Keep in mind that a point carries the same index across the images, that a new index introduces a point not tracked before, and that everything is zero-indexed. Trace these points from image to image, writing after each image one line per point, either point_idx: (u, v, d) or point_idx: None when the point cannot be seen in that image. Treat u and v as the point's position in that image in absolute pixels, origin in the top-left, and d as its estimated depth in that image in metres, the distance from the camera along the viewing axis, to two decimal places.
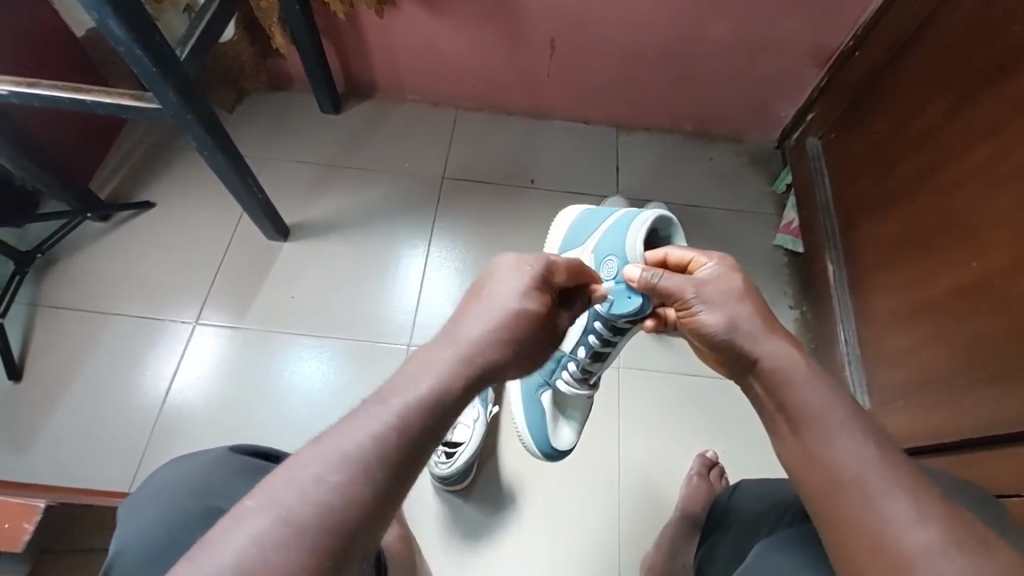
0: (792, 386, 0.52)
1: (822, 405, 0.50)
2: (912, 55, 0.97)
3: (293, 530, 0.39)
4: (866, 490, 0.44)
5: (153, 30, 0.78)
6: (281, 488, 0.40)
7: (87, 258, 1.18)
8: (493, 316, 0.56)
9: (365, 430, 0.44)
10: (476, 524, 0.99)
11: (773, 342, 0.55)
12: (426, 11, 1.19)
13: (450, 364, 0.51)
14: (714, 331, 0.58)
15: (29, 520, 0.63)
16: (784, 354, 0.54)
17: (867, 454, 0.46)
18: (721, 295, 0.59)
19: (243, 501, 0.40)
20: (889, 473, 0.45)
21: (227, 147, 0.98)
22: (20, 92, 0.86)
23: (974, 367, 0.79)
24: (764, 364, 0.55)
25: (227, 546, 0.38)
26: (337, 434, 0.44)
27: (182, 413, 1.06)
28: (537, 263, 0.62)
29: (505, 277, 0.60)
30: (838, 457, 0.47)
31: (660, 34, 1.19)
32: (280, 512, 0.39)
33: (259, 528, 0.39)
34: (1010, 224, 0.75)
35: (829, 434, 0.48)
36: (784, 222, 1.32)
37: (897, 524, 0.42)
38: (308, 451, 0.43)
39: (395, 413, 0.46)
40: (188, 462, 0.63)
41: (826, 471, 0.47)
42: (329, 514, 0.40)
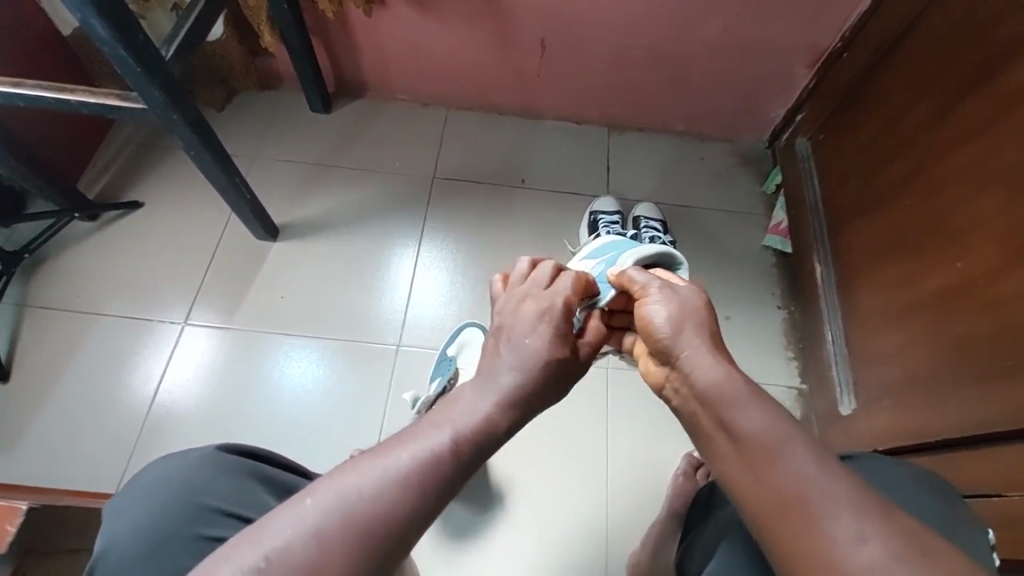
0: (729, 408, 0.50)
1: (757, 426, 0.48)
2: (901, 56, 0.98)
3: (348, 528, 0.41)
4: (813, 509, 0.42)
5: (137, 30, 0.78)
6: (342, 488, 0.42)
7: (73, 257, 1.18)
8: (523, 363, 0.54)
9: (420, 446, 0.46)
10: (463, 523, 0.99)
11: (712, 357, 0.54)
12: (415, 10, 1.19)
13: (490, 401, 0.51)
14: (658, 323, 0.59)
15: (11, 521, 0.64)
16: (717, 373, 0.53)
17: (815, 470, 0.44)
18: (679, 301, 0.60)
19: (304, 499, 0.42)
20: (837, 485, 0.43)
21: (214, 148, 0.97)
22: (6, 92, 0.86)
23: (961, 367, 0.79)
24: (694, 378, 0.54)
25: (286, 537, 0.40)
26: (396, 447, 0.45)
27: (170, 413, 1.06)
28: (557, 305, 0.60)
29: (522, 333, 0.57)
30: (783, 474, 0.45)
31: (648, 35, 1.19)
32: (339, 511, 0.41)
33: (318, 523, 0.40)
34: (993, 226, 0.76)
35: (775, 449, 0.46)
36: (772, 223, 1.32)
37: (852, 540, 0.40)
38: (371, 461, 0.44)
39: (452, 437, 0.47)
40: (174, 458, 0.63)
41: (774, 488, 0.45)
42: (380, 518, 0.42)
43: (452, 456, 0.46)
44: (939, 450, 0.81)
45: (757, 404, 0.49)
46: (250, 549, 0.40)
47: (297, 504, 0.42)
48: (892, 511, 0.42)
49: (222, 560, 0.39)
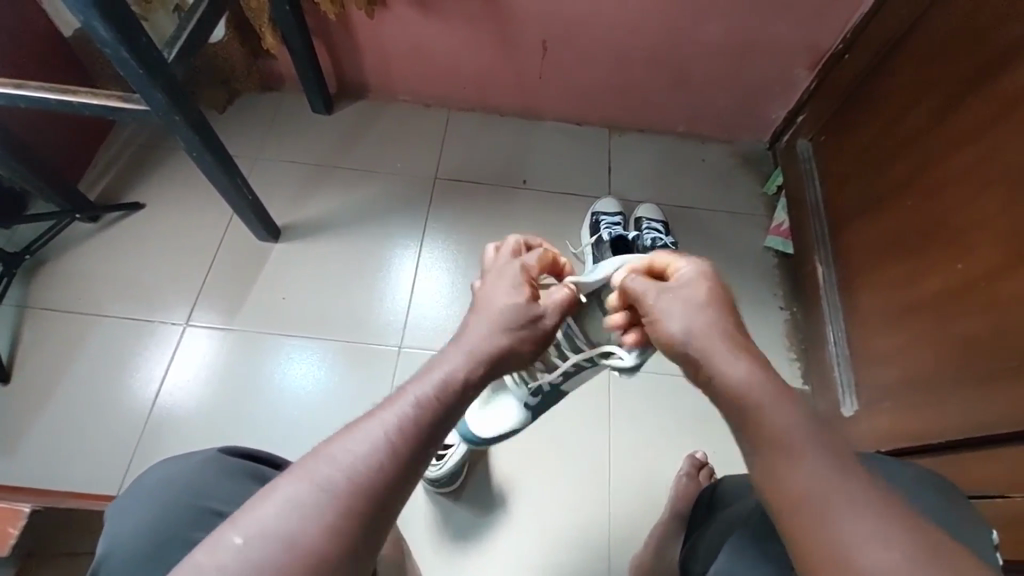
0: (763, 412, 0.48)
1: (784, 427, 0.47)
2: (902, 57, 0.98)
3: (326, 500, 0.40)
4: (828, 513, 0.42)
5: (140, 32, 0.78)
6: (317, 461, 0.42)
7: (74, 259, 1.18)
8: (491, 322, 0.55)
9: (395, 412, 0.45)
10: (465, 524, 0.99)
11: (733, 362, 0.51)
12: (417, 11, 1.19)
13: (463, 362, 0.51)
14: (674, 338, 0.55)
15: (13, 524, 0.63)
16: (759, 380, 0.49)
17: (827, 475, 0.44)
18: (686, 305, 0.56)
19: (281, 474, 0.42)
20: (854, 490, 0.43)
21: (216, 149, 0.97)
22: (8, 93, 0.86)
23: (961, 368, 0.80)
24: (726, 380, 0.50)
25: (265, 514, 0.39)
26: (370, 418, 0.45)
27: (172, 415, 1.06)
28: (518, 270, 0.60)
29: (493, 292, 0.58)
30: (802, 476, 0.44)
31: (650, 36, 1.19)
32: (317, 483, 0.41)
33: (298, 497, 0.40)
34: (994, 227, 0.76)
35: (800, 451, 0.45)
36: (773, 224, 1.32)
37: (862, 542, 0.40)
38: (348, 433, 0.44)
39: (427, 400, 0.47)
40: (177, 461, 0.63)
41: (787, 490, 0.45)
42: (357, 487, 0.41)
43: (428, 420, 0.46)
44: (942, 451, 0.81)
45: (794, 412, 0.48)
46: (228, 528, 0.39)
47: (276, 482, 0.42)
48: (899, 512, 0.42)
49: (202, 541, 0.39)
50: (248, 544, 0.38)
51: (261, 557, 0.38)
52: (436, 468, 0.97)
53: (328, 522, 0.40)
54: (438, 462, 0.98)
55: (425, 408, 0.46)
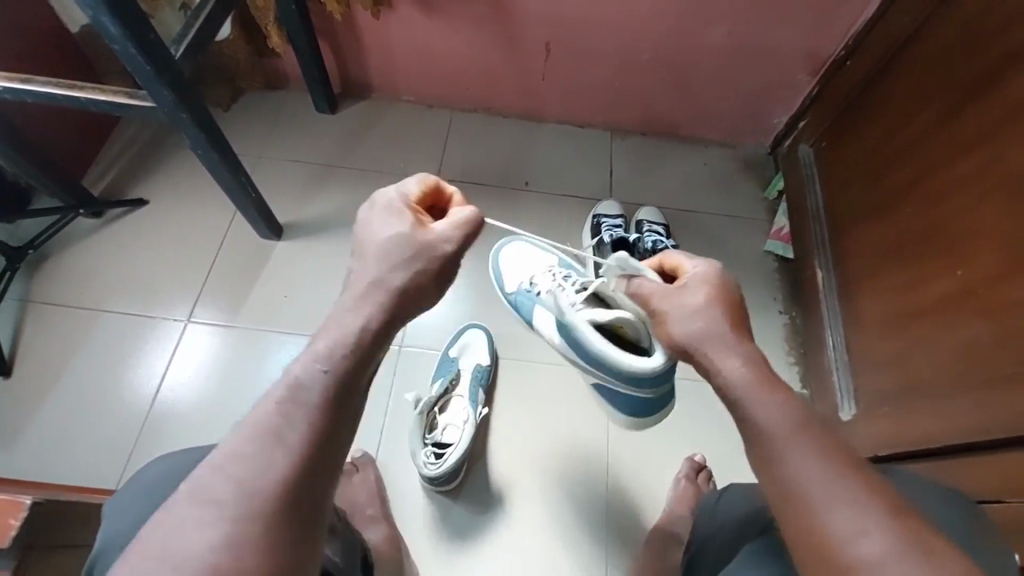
0: (744, 410, 0.51)
1: (770, 419, 0.49)
2: (904, 65, 0.99)
3: (227, 510, 0.41)
4: (817, 506, 0.44)
5: (147, 28, 0.78)
6: (207, 477, 0.42)
7: (78, 254, 1.18)
8: (387, 257, 0.54)
9: (271, 408, 0.45)
10: (464, 523, 0.99)
11: (729, 356, 0.54)
12: (422, 12, 1.20)
13: (356, 312, 0.51)
14: (693, 304, 0.59)
15: (15, 516, 0.63)
16: (744, 378, 0.53)
17: (814, 468, 0.46)
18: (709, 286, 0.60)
19: (176, 496, 0.42)
20: (841, 485, 0.44)
21: (221, 146, 0.98)
22: (14, 88, 0.86)
23: (961, 376, 0.80)
24: (722, 374, 0.54)
25: (161, 533, 0.40)
26: (251, 419, 0.45)
27: (172, 410, 1.06)
28: (398, 201, 0.58)
29: (378, 223, 0.56)
30: (787, 467, 0.47)
31: (653, 41, 1.20)
32: (212, 498, 0.41)
33: (191, 513, 0.41)
34: (994, 234, 0.77)
35: (781, 441, 0.48)
36: (774, 228, 1.33)
37: (846, 537, 0.42)
38: (233, 440, 0.44)
39: (314, 378, 0.47)
40: (177, 459, 0.63)
41: (780, 481, 0.47)
42: (255, 492, 0.42)
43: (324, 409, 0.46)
44: (940, 458, 0.82)
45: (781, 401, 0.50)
46: (139, 558, 0.40)
47: (171, 505, 0.42)
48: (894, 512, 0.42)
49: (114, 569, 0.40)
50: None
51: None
52: (435, 466, 0.97)
53: (227, 536, 0.40)
54: (436, 460, 0.98)
55: (318, 390, 0.46)
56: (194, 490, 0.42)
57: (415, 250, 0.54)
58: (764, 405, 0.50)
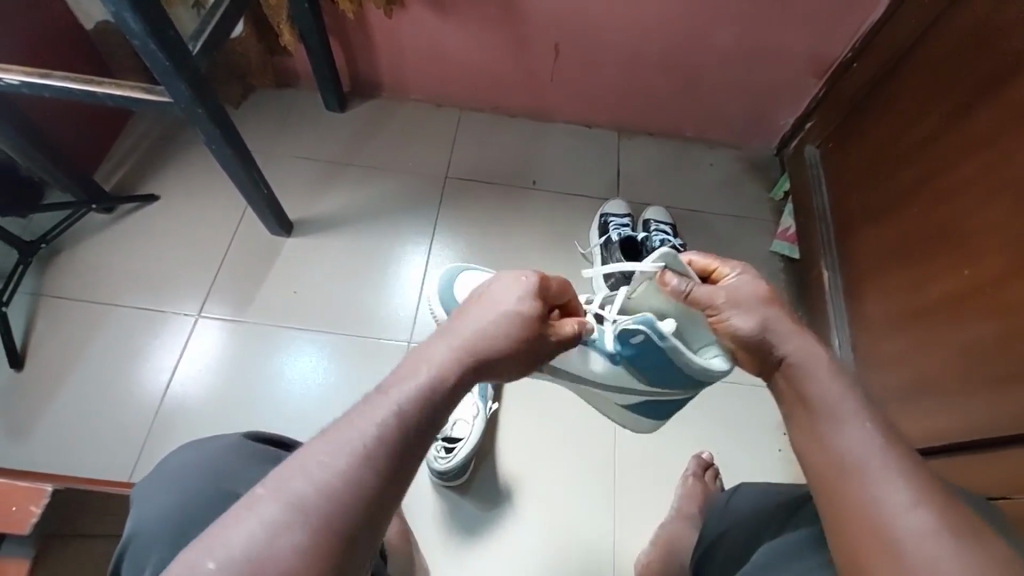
0: (807, 381, 0.57)
1: (832, 397, 0.55)
2: (911, 66, 0.99)
3: (299, 517, 0.42)
4: (862, 475, 0.49)
5: (167, 25, 0.79)
6: (294, 476, 0.43)
7: (90, 248, 1.19)
8: (495, 321, 0.57)
9: (369, 420, 0.47)
10: (474, 518, 1.00)
11: (797, 336, 0.60)
12: (433, 12, 1.21)
13: (454, 357, 0.53)
14: (756, 298, 0.63)
15: (36, 503, 0.64)
16: (810, 354, 0.59)
17: (872, 444, 0.50)
18: (750, 281, 0.65)
19: (255, 490, 0.43)
20: (890, 461, 0.49)
21: (235, 142, 0.99)
22: (32, 83, 0.87)
23: (968, 372, 0.81)
24: (786, 356, 0.59)
25: (236, 532, 0.41)
26: (345, 428, 0.46)
27: (183, 404, 1.07)
28: (531, 283, 0.61)
29: (505, 288, 0.60)
30: (841, 442, 0.51)
31: (662, 42, 1.21)
32: (290, 498, 0.42)
33: (271, 513, 0.42)
34: (1001, 233, 0.77)
35: (840, 419, 0.53)
36: (780, 228, 1.33)
37: (879, 501, 0.47)
38: (320, 444, 0.45)
39: (411, 402, 0.49)
40: (200, 448, 0.64)
41: (832, 455, 0.51)
42: (329, 502, 0.43)
43: (409, 423, 0.48)
44: (944, 454, 0.84)
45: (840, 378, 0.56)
46: (215, 544, 0.41)
47: (250, 498, 0.43)
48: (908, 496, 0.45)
49: (187, 548, 0.41)
50: (220, 568, 0.40)
51: None
52: (446, 461, 0.98)
53: (299, 543, 0.41)
54: (447, 455, 0.99)
55: (408, 409, 0.48)
56: (273, 488, 0.43)
57: (515, 324, 0.58)
58: (826, 385, 0.56)
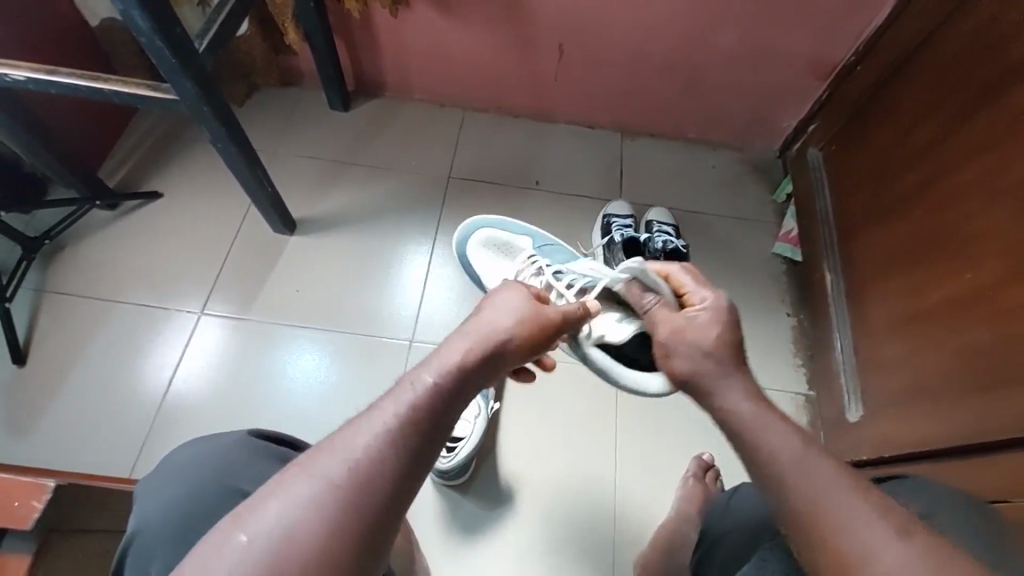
0: (754, 433, 0.55)
1: (781, 446, 0.53)
2: (914, 69, 1.00)
3: (329, 496, 0.44)
4: (834, 516, 0.46)
5: (174, 22, 0.79)
6: (324, 457, 0.45)
7: (93, 245, 1.19)
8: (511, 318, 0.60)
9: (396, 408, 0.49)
10: (474, 518, 1.00)
11: (736, 389, 0.60)
12: (438, 12, 1.21)
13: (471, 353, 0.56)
14: (702, 334, 0.64)
15: (39, 498, 0.64)
16: (751, 411, 0.58)
17: (835, 482, 0.48)
18: (709, 319, 0.65)
19: (289, 468, 0.46)
20: (856, 495, 0.47)
21: (240, 141, 0.99)
22: (38, 79, 0.87)
23: (968, 376, 0.81)
24: (729, 408, 0.59)
25: (269, 510, 0.43)
26: (373, 415, 0.48)
27: (185, 401, 1.07)
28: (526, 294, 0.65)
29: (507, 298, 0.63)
30: (805, 486, 0.49)
31: (667, 43, 1.21)
32: (321, 477, 0.44)
33: (303, 491, 0.44)
34: (1002, 237, 0.78)
35: (796, 465, 0.51)
36: (782, 231, 1.33)
37: (866, 551, 0.44)
38: (351, 427, 0.48)
39: (434, 390, 0.51)
40: (203, 444, 0.64)
41: (802, 500, 0.49)
42: (357, 486, 0.45)
43: (432, 411, 0.50)
44: (936, 460, 0.83)
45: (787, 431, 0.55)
46: (246, 519, 0.43)
47: (284, 474, 0.45)
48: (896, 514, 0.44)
49: (222, 524, 0.44)
50: (252, 542, 0.42)
51: (262, 556, 0.42)
52: (447, 460, 0.98)
53: (328, 524, 0.43)
54: (448, 454, 0.99)
55: (433, 398, 0.51)
56: (307, 467, 0.45)
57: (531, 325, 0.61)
58: (773, 432, 0.55)
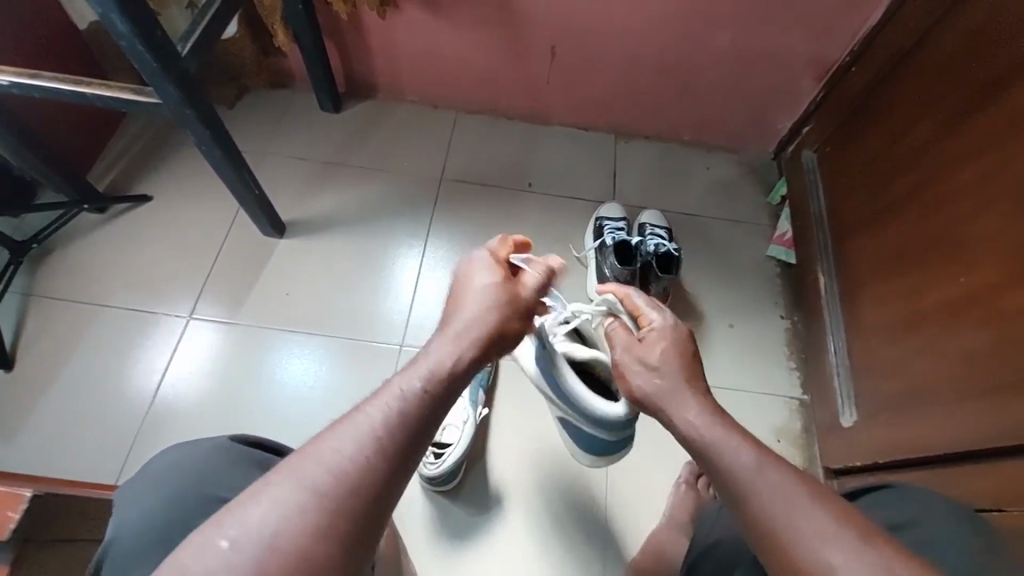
0: (708, 451, 0.56)
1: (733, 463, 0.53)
2: (908, 71, 0.98)
3: (315, 501, 0.44)
4: (790, 541, 0.47)
5: (155, 26, 0.79)
6: (306, 462, 0.45)
7: (82, 249, 1.18)
8: (480, 304, 0.63)
9: (380, 411, 0.49)
10: (464, 525, 0.99)
11: (688, 406, 0.60)
12: (427, 13, 1.20)
13: (453, 349, 0.58)
14: (653, 351, 0.66)
15: (14, 508, 0.65)
16: (711, 429, 0.57)
17: (791, 501, 0.48)
18: (657, 336, 0.67)
19: (268, 476, 0.45)
20: (817, 514, 0.47)
21: (226, 144, 0.98)
22: (21, 83, 0.87)
23: (960, 383, 0.80)
24: (685, 425, 0.59)
25: (250, 515, 0.43)
26: (357, 420, 0.49)
27: (173, 406, 1.07)
28: (486, 257, 0.69)
29: (470, 276, 0.66)
30: (762, 510, 0.49)
31: (659, 44, 1.20)
32: (306, 483, 0.44)
33: (286, 495, 0.44)
34: (997, 242, 0.77)
35: (748, 484, 0.51)
36: (777, 232, 1.32)
37: (831, 569, 0.44)
38: (335, 433, 0.48)
39: (415, 390, 0.52)
40: (184, 450, 0.63)
41: (763, 521, 0.49)
42: (343, 489, 0.45)
43: (414, 411, 0.51)
44: (938, 466, 0.83)
45: (749, 446, 0.53)
46: (229, 523, 0.43)
47: (265, 481, 0.45)
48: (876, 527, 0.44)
49: (203, 529, 0.43)
50: (235, 546, 0.42)
51: (247, 558, 0.41)
52: (435, 466, 0.97)
53: (315, 525, 0.43)
54: (436, 460, 0.98)
55: (414, 398, 0.51)
56: (291, 473, 0.45)
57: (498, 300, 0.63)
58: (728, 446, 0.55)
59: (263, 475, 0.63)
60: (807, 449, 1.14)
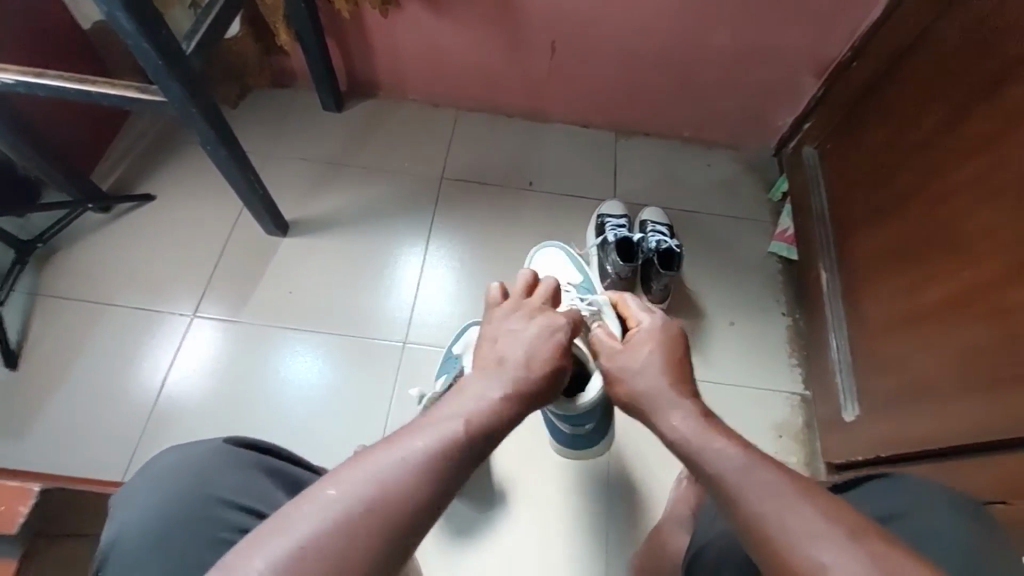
0: (700, 449, 0.55)
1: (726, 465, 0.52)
2: (909, 66, 0.99)
3: (348, 527, 0.43)
4: (788, 542, 0.45)
5: (160, 24, 0.79)
6: (340, 491, 0.45)
7: (86, 248, 1.19)
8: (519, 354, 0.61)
9: (414, 444, 0.49)
10: (466, 522, 0.99)
11: (678, 404, 0.61)
12: (429, 12, 1.21)
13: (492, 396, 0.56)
14: (637, 351, 0.69)
15: (23, 503, 0.66)
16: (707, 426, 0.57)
17: (786, 497, 0.48)
18: (644, 338, 0.70)
19: (302, 502, 0.44)
20: (815, 509, 0.47)
21: (230, 143, 0.99)
22: (27, 82, 0.87)
23: (962, 377, 0.80)
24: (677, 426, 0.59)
25: (285, 538, 0.42)
26: (389, 449, 0.48)
27: (177, 404, 1.07)
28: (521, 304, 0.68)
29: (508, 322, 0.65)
30: (751, 510, 0.48)
31: (659, 41, 1.21)
32: (340, 509, 0.44)
33: (321, 522, 0.43)
34: (999, 236, 0.77)
35: (739, 483, 0.50)
36: (778, 229, 1.32)
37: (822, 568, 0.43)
38: (368, 461, 0.47)
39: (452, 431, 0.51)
40: (184, 449, 0.64)
41: (751, 521, 0.48)
42: (377, 515, 0.44)
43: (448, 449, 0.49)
44: (942, 459, 0.84)
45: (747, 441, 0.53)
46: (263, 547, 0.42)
47: (299, 507, 0.44)
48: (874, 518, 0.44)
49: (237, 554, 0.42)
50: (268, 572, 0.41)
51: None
52: None
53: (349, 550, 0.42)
54: None
55: (451, 439, 0.50)
56: (327, 500, 0.44)
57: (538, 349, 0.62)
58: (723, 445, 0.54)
59: (261, 474, 0.63)
60: (809, 445, 1.14)
